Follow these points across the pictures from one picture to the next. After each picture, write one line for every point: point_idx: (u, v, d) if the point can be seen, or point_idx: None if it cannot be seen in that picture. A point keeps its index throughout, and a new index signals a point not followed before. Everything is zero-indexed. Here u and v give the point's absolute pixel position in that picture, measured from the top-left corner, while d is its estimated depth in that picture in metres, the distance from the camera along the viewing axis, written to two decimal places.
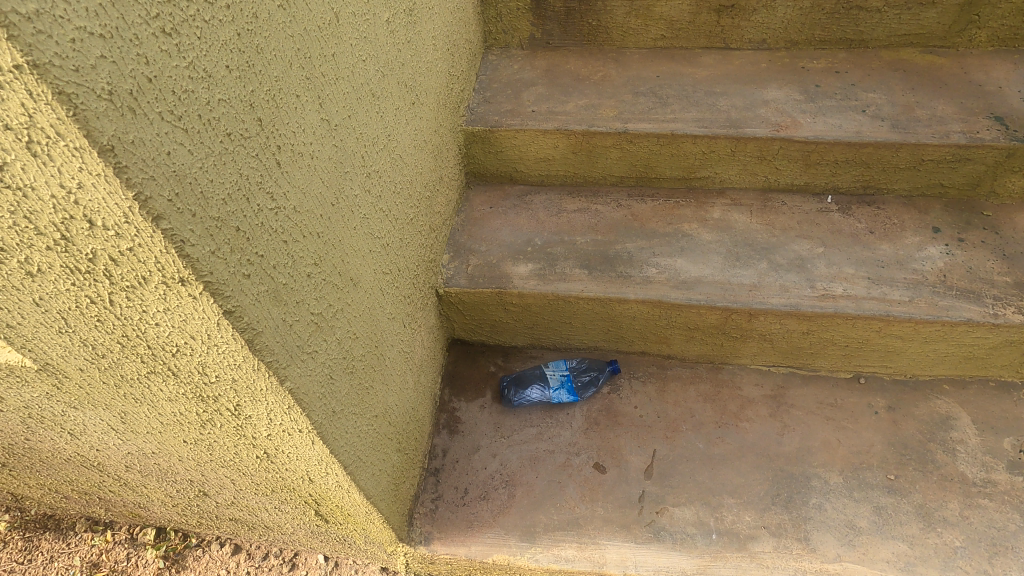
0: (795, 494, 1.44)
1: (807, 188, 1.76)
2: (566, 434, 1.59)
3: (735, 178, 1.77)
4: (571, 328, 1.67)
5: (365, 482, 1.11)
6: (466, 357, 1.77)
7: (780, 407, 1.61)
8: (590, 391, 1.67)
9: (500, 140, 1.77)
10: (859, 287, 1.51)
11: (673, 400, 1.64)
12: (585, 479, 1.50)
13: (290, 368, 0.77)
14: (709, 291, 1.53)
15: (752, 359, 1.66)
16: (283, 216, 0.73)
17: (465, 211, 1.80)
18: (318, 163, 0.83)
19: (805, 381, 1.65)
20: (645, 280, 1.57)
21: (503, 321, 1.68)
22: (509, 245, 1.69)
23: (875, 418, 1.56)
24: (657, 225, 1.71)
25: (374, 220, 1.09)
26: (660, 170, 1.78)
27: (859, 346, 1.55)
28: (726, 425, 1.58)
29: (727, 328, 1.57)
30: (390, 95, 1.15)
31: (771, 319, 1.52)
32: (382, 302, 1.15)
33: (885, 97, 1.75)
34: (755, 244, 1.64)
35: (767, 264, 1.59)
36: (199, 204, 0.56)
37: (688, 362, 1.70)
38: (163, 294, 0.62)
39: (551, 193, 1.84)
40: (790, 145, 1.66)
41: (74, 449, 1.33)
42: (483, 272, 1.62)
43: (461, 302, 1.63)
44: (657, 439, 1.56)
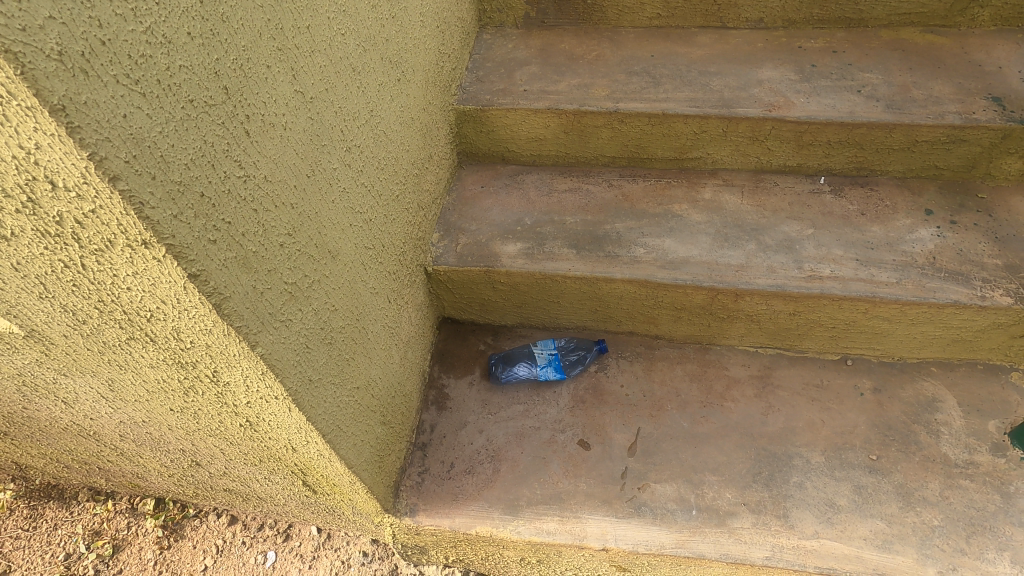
0: (777, 473, 1.45)
1: (799, 169, 1.75)
2: (552, 412, 1.61)
3: (727, 159, 1.76)
4: (559, 307, 1.68)
5: (346, 451, 1.13)
6: (456, 336, 1.79)
7: (765, 387, 1.61)
8: (577, 369, 1.69)
9: (492, 120, 1.77)
10: (846, 269, 1.51)
11: (660, 379, 1.65)
12: (570, 455, 1.52)
13: (263, 335, 0.80)
14: (696, 271, 1.53)
15: (739, 340, 1.67)
16: (253, 185, 0.75)
17: (456, 191, 1.80)
18: (291, 135, 0.85)
19: (792, 362, 1.65)
20: (632, 260, 1.57)
21: (492, 299, 1.69)
22: (499, 225, 1.70)
23: (860, 400, 1.56)
24: (648, 206, 1.71)
25: (355, 195, 1.11)
26: (652, 150, 1.77)
27: (846, 328, 1.55)
28: (711, 404, 1.59)
29: (714, 308, 1.57)
30: (373, 71, 1.16)
31: (757, 300, 1.52)
32: (363, 276, 1.17)
33: (882, 77, 1.73)
34: (745, 225, 1.64)
35: (755, 245, 1.58)
36: (159, 167, 0.58)
37: (676, 342, 1.71)
38: (130, 257, 0.64)
39: (543, 174, 1.84)
40: (783, 125, 1.65)
41: (70, 418, 1.38)
42: (472, 251, 1.63)
43: (450, 280, 1.65)
44: (642, 417, 1.58)
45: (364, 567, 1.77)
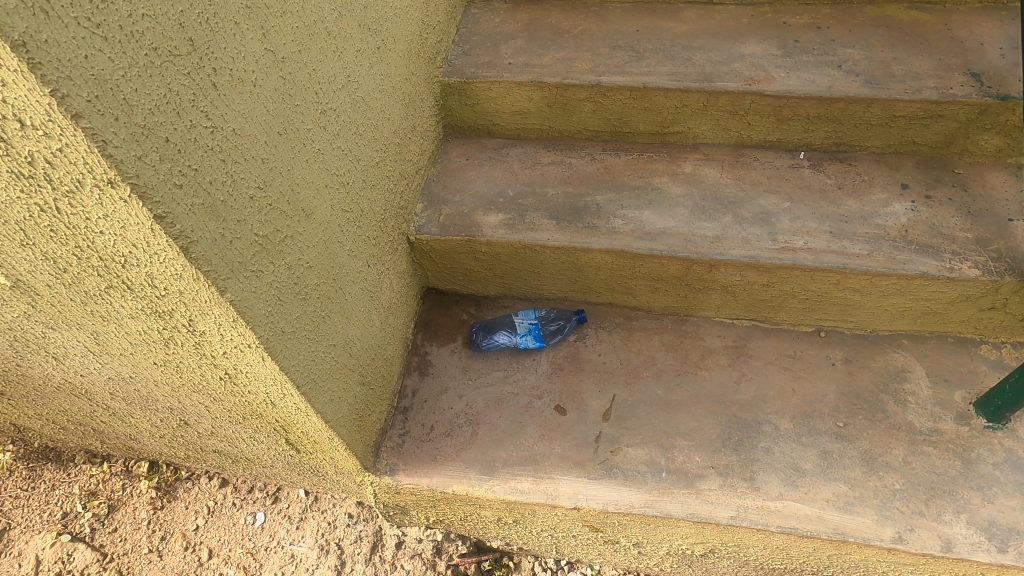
0: (745, 438, 1.49)
1: (779, 144, 1.77)
2: (530, 378, 1.66)
3: (708, 134, 1.78)
4: (539, 278, 1.71)
5: (322, 406, 1.18)
6: (439, 305, 1.83)
7: (740, 357, 1.65)
8: (556, 338, 1.73)
9: (476, 93, 1.79)
10: (819, 241, 1.54)
11: (637, 348, 1.69)
12: (546, 420, 1.57)
13: (234, 282, 0.84)
14: (672, 242, 1.56)
15: (715, 311, 1.70)
16: (221, 136, 0.78)
17: (441, 163, 1.83)
18: (261, 92, 0.88)
19: (766, 333, 1.69)
20: (610, 231, 1.60)
21: (474, 269, 1.73)
22: (481, 196, 1.73)
23: (831, 369, 1.60)
24: (628, 179, 1.74)
25: (331, 158, 1.14)
26: (634, 124, 1.79)
27: (819, 299, 1.58)
28: (686, 372, 1.63)
29: (690, 279, 1.60)
30: (350, 37, 1.18)
31: (731, 270, 1.55)
32: (340, 238, 1.20)
33: (863, 53, 1.74)
34: (723, 198, 1.67)
35: (731, 217, 1.61)
36: (122, 110, 0.62)
37: (654, 313, 1.75)
38: (100, 199, 0.68)
39: (526, 147, 1.87)
40: (763, 99, 1.66)
41: (62, 375, 1.43)
42: (454, 221, 1.67)
43: (433, 250, 1.69)
44: (618, 384, 1.62)
45: (349, 528, 1.83)
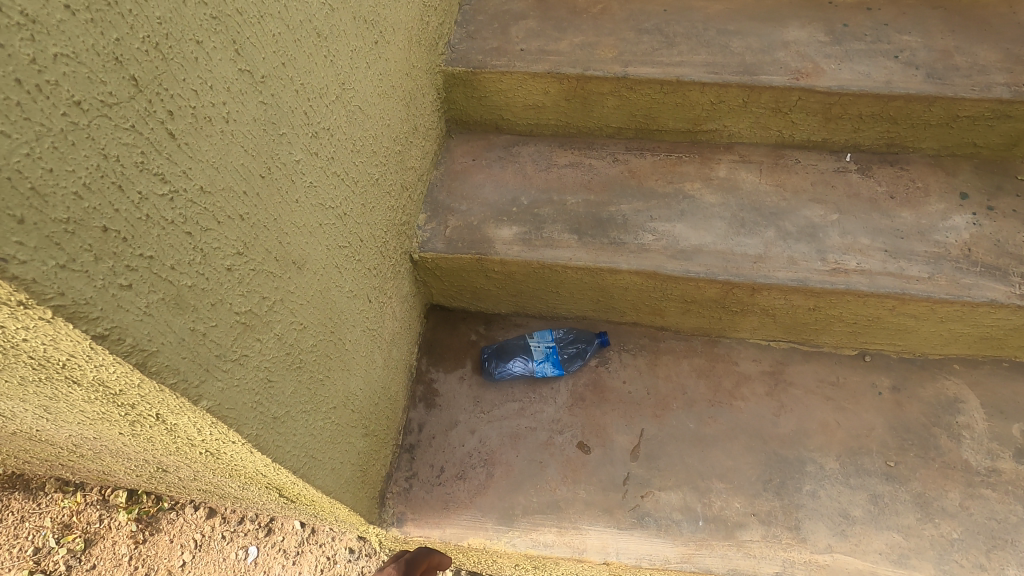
0: (788, 480, 1.37)
1: (824, 144, 1.58)
2: (549, 410, 1.50)
3: (745, 132, 1.59)
4: (558, 297, 1.54)
5: (322, 479, 1.01)
6: (445, 324, 1.65)
7: (777, 384, 1.51)
8: (576, 363, 1.57)
9: (484, 84, 1.57)
10: (874, 261, 1.38)
11: (665, 375, 1.54)
12: (568, 459, 1.43)
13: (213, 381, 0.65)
14: (710, 262, 1.39)
15: (751, 333, 1.55)
16: (185, 202, 0.58)
17: (444, 164, 1.62)
18: (237, 128, 0.67)
19: (806, 357, 1.55)
20: (639, 248, 1.42)
21: (485, 288, 1.55)
22: (492, 205, 1.53)
23: (877, 399, 1.47)
24: (656, 184, 1.55)
25: (324, 188, 0.93)
26: (662, 121, 1.59)
27: (868, 323, 1.44)
28: (720, 403, 1.49)
29: (727, 302, 1.44)
30: (343, 33, 0.95)
31: (775, 294, 1.39)
32: (338, 279, 1.01)
33: (921, 40, 1.54)
34: (763, 208, 1.49)
35: (775, 232, 1.44)
36: (28, 203, 0.43)
37: (682, 334, 1.59)
38: (14, 313, 0.49)
39: (540, 145, 1.66)
40: (811, 96, 1.46)
41: (15, 427, 1.23)
42: (462, 235, 1.47)
43: (439, 268, 1.50)
44: (646, 417, 1.48)
45: (350, 564, 1.69)
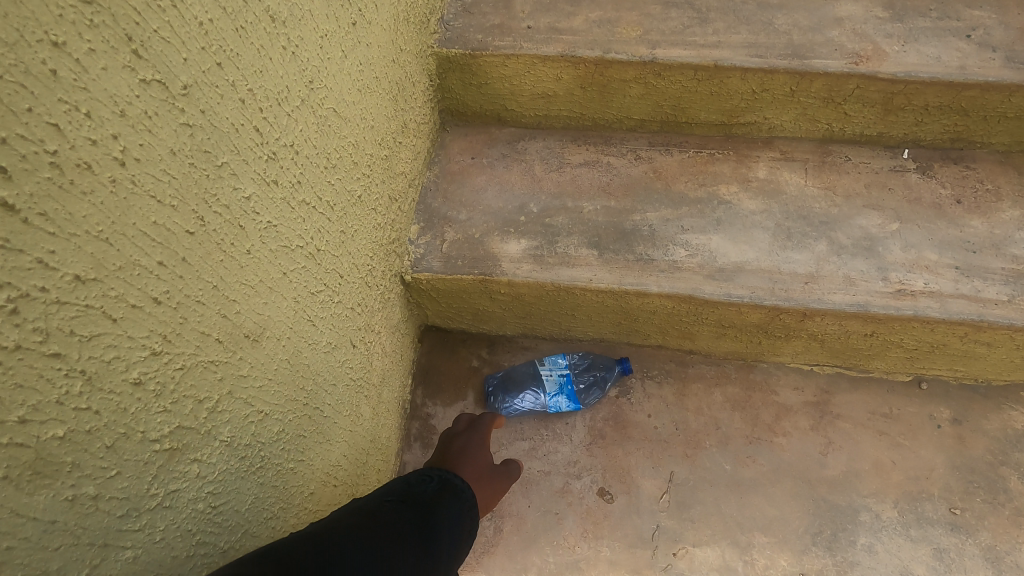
0: (841, 533, 1.21)
1: (877, 139, 1.37)
2: (564, 451, 1.31)
3: (788, 125, 1.37)
4: (573, 320, 1.33)
5: None
6: (443, 348, 1.45)
7: (823, 417, 1.33)
8: (593, 393, 1.37)
9: (484, 70, 1.32)
10: (944, 281, 1.18)
11: (695, 407, 1.35)
12: (588, 510, 1.25)
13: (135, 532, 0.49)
14: (754, 283, 1.19)
15: (792, 358, 1.35)
16: (37, 316, 0.39)
17: (438, 164, 1.39)
18: (143, 179, 0.46)
19: (853, 384, 1.36)
20: (671, 266, 1.22)
21: (489, 310, 1.34)
22: (496, 213, 1.31)
23: (937, 434, 1.30)
24: (686, 187, 1.33)
25: (294, 224, 0.72)
26: (693, 112, 1.37)
27: (931, 350, 1.25)
28: (758, 440, 1.31)
29: (771, 327, 1.24)
30: (310, 14, 0.72)
31: (829, 320, 1.20)
32: (310, 334, 0.79)
33: (995, 16, 1.32)
34: (812, 216, 1.28)
35: (827, 245, 1.24)
36: None
37: (714, 358, 1.39)
38: None
39: (549, 141, 1.43)
40: (872, 84, 1.24)
41: None
42: (462, 252, 1.25)
43: (435, 289, 1.28)
44: (675, 458, 1.29)
45: None
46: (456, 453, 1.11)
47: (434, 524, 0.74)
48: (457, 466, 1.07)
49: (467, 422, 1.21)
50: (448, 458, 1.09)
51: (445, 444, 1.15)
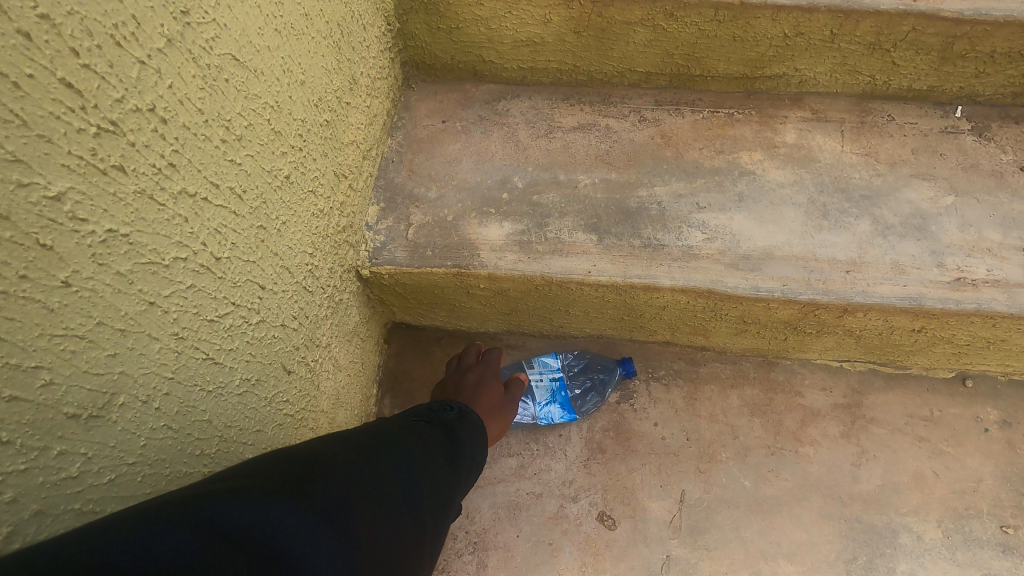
0: (878, 558, 1.05)
1: (927, 94, 1.15)
2: (558, 468, 1.13)
3: (822, 78, 1.14)
4: (567, 316, 1.13)
5: None
6: (415, 348, 1.25)
7: (855, 422, 1.16)
8: (591, 399, 1.18)
9: (454, 10, 1.07)
10: (1011, 267, 0.99)
11: (709, 413, 1.16)
12: (586, 539, 1.08)
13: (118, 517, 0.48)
14: (785, 274, 0.99)
15: (820, 354, 1.16)
16: None
17: (401, 129, 1.15)
18: None
19: (888, 382, 1.19)
20: (685, 253, 1.01)
21: (467, 305, 1.12)
22: (473, 190, 1.08)
23: (984, 439, 1.13)
24: (701, 155, 1.11)
25: (172, 229, 0.50)
26: (709, 63, 1.13)
27: (985, 346, 1.06)
28: (782, 451, 1.13)
29: (802, 323, 1.05)
30: None
31: (871, 316, 1.00)
32: (210, 376, 0.58)
33: None
34: (851, 189, 1.07)
35: (870, 224, 1.03)
36: None
37: (729, 355, 1.20)
38: None
39: (536, 99, 1.19)
40: (930, 25, 1.01)
41: None
42: (432, 238, 1.03)
43: (401, 285, 1.06)
44: (686, 474, 1.12)
45: None
46: (470, 387, 1.08)
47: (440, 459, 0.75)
48: (470, 401, 1.05)
49: (472, 355, 1.17)
50: (461, 391, 1.07)
51: (455, 377, 1.12)
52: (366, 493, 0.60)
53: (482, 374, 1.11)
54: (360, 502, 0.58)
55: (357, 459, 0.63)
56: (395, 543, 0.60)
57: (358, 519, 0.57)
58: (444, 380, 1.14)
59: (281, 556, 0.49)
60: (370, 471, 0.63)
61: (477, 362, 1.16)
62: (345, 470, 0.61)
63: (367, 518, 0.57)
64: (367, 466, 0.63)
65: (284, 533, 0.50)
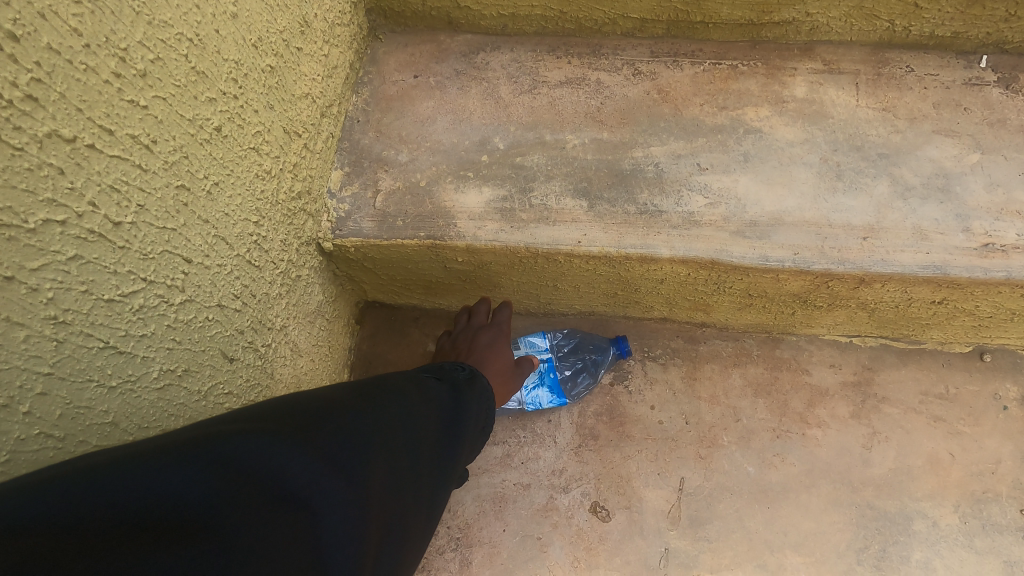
0: (890, 547, 0.98)
1: (949, 41, 1.04)
2: (547, 457, 1.04)
3: (835, 24, 1.03)
4: (556, 291, 1.03)
5: None
6: (390, 330, 1.15)
7: (865, 401, 1.07)
8: (583, 381, 1.08)
9: None
10: None
11: (709, 394, 1.08)
12: (578, 532, 1.00)
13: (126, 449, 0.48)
14: (795, 241, 0.89)
15: (829, 330, 1.08)
16: None
17: (368, 86, 1.03)
18: None
19: (902, 359, 1.10)
20: (685, 220, 0.91)
21: (445, 281, 1.02)
22: (449, 152, 0.96)
23: (1003, 417, 1.05)
24: (702, 111, 1.00)
25: (33, 181, 0.40)
26: (711, 7, 1.01)
27: (1009, 318, 0.98)
28: (788, 434, 1.05)
29: (812, 296, 0.96)
30: None
31: (888, 287, 0.91)
32: (110, 369, 0.48)
33: None
34: (868, 147, 0.96)
35: (889, 185, 0.93)
36: None
37: (730, 331, 1.11)
38: None
39: (518, 51, 1.07)
40: None
41: None
42: (403, 207, 0.92)
43: (370, 259, 0.95)
44: (686, 461, 1.03)
45: None
46: (482, 349, 0.97)
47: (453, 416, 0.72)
48: (479, 365, 0.94)
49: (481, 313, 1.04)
50: (471, 352, 0.96)
51: (464, 337, 1.01)
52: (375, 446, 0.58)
53: (492, 337, 0.99)
54: (370, 452, 0.57)
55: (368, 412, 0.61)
56: (398, 498, 0.59)
57: (367, 470, 0.55)
58: (451, 340, 1.03)
59: (287, 500, 0.48)
60: (382, 423, 0.61)
61: (487, 322, 1.04)
62: (357, 417, 0.59)
63: (375, 470, 0.56)
64: (378, 416, 0.61)
65: (290, 478, 0.50)
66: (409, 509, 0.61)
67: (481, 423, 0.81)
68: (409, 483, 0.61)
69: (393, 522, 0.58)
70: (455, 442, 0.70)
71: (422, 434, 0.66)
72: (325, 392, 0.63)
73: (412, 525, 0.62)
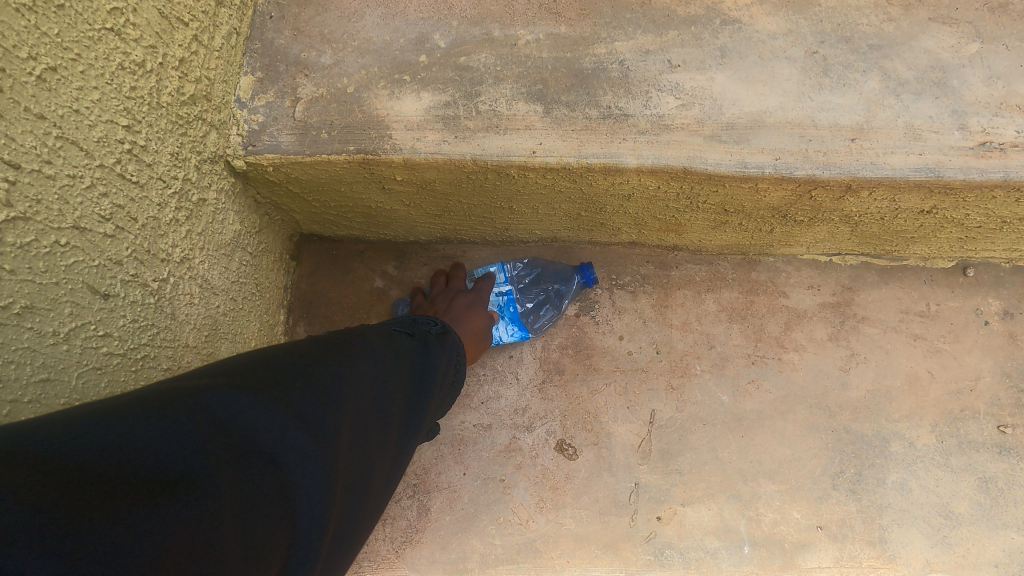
0: (867, 470, 0.95)
1: None
2: (509, 395, 0.97)
3: None
4: (512, 215, 0.92)
5: None
6: (332, 265, 1.03)
7: (844, 323, 1.01)
8: (545, 313, 1.00)
9: None
10: None
11: (681, 322, 1.00)
12: (543, 472, 0.93)
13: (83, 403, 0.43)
14: (776, 145, 0.79)
15: (808, 248, 1.00)
16: None
17: None
18: None
19: (884, 277, 1.03)
20: (654, 125, 0.79)
21: (388, 207, 0.90)
22: (378, 51, 0.82)
23: (984, 334, 1.01)
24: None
25: None
26: None
27: (999, 227, 0.91)
28: (764, 360, 0.99)
29: (792, 209, 0.87)
30: None
31: (876, 194, 0.83)
32: None
33: None
34: (860, 39, 0.84)
35: (880, 82, 0.82)
36: None
37: (704, 254, 1.03)
38: None
39: None
40: None
41: None
42: (327, 117, 0.78)
43: (295, 182, 0.82)
44: (657, 393, 0.97)
45: None
46: (459, 310, 0.90)
47: (424, 368, 0.66)
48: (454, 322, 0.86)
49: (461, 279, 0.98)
50: (446, 311, 0.89)
51: (441, 297, 0.93)
52: (344, 399, 0.52)
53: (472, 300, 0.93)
54: (339, 407, 0.51)
55: (335, 363, 0.55)
56: (369, 453, 0.54)
57: (337, 422, 0.50)
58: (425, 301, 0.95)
59: (252, 454, 0.43)
60: (355, 375, 0.55)
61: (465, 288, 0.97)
62: (328, 370, 0.53)
63: (344, 423, 0.51)
64: (350, 368, 0.55)
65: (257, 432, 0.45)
66: (380, 468, 0.56)
67: (453, 378, 0.75)
68: (379, 436, 0.56)
69: (361, 477, 0.53)
70: (431, 395, 0.65)
71: (396, 388, 0.60)
72: (295, 345, 0.58)
73: (381, 482, 0.57)
